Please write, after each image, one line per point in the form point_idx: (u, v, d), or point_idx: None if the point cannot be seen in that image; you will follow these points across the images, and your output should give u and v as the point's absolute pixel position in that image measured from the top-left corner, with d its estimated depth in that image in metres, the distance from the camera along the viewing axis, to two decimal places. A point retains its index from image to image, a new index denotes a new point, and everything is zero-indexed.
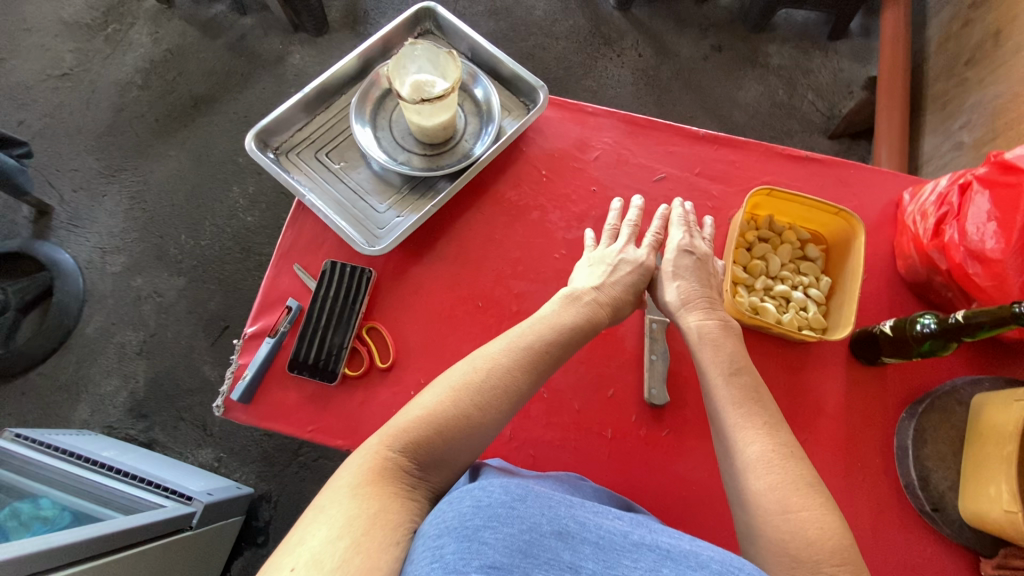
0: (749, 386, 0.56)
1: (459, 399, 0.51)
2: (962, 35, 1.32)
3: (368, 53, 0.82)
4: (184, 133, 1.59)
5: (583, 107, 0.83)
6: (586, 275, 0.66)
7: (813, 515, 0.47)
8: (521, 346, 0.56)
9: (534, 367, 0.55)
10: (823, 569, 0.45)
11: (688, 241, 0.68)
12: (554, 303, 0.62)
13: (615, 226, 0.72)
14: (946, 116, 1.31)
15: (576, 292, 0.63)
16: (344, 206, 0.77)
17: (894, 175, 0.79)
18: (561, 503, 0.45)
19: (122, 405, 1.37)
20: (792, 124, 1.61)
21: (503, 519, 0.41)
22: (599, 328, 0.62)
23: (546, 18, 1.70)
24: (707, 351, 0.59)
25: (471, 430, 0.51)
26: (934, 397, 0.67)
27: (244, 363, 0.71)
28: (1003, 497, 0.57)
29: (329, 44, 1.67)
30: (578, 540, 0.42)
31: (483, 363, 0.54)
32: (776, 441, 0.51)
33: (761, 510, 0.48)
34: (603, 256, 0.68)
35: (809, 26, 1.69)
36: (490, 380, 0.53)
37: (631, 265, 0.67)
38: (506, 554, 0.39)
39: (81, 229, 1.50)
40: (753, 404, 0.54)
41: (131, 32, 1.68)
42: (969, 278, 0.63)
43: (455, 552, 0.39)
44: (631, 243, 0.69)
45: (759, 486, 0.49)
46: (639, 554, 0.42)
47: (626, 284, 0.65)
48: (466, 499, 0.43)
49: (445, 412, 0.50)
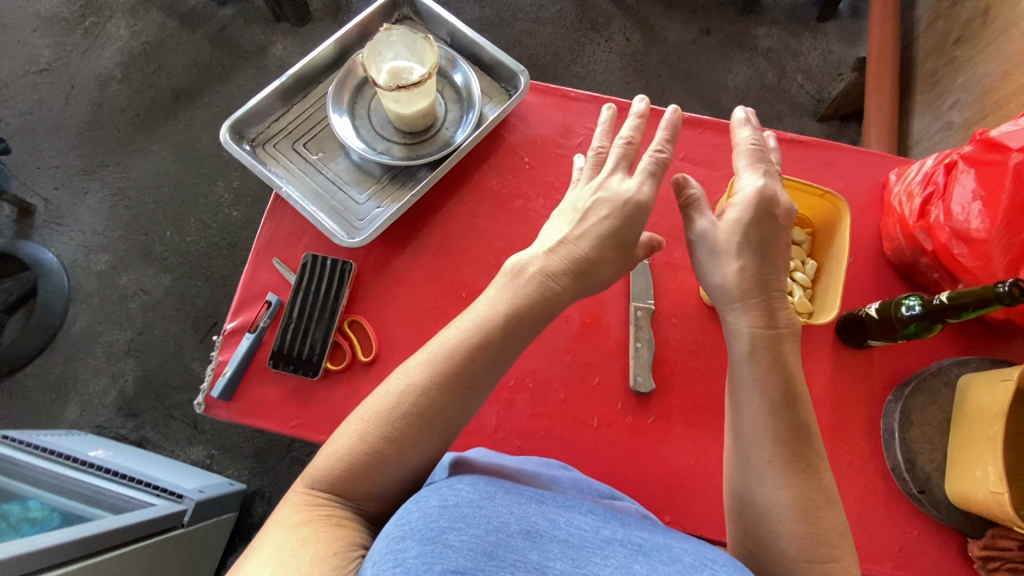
0: (795, 420, 0.51)
1: (367, 432, 0.47)
2: (952, 14, 1.30)
3: (344, 41, 0.80)
4: (166, 128, 1.56)
5: (566, 93, 0.81)
6: (552, 228, 0.57)
7: (838, 567, 0.47)
8: (439, 360, 0.49)
9: (452, 388, 0.48)
10: None
11: (771, 193, 0.56)
12: (492, 287, 0.54)
13: (602, 149, 0.63)
14: (936, 96, 1.30)
15: (521, 264, 0.54)
16: (321, 197, 0.76)
17: (882, 157, 0.78)
18: (531, 500, 0.44)
19: (111, 404, 1.36)
20: (782, 107, 1.60)
21: (469, 520, 0.40)
22: (546, 305, 0.52)
23: (532, 4, 1.68)
24: (760, 368, 0.52)
25: (383, 464, 0.47)
26: (921, 379, 0.67)
27: (224, 360, 0.70)
28: (989, 478, 0.57)
29: (312, 34, 1.64)
30: (547, 539, 0.41)
31: (394, 390, 0.48)
32: (814, 486, 0.49)
33: (784, 553, 0.48)
34: (574, 200, 0.59)
35: (798, 8, 1.68)
36: (398, 408, 0.47)
37: (608, 206, 0.56)
38: (470, 558, 0.38)
39: (64, 228, 1.48)
40: (796, 440, 0.50)
41: (110, 25, 1.64)
42: (954, 259, 0.62)
43: (417, 556, 0.38)
44: (618, 173, 0.59)
45: (786, 531, 0.48)
46: (610, 550, 0.42)
47: (593, 238, 0.55)
48: (432, 499, 0.42)
49: (352, 450, 0.47)
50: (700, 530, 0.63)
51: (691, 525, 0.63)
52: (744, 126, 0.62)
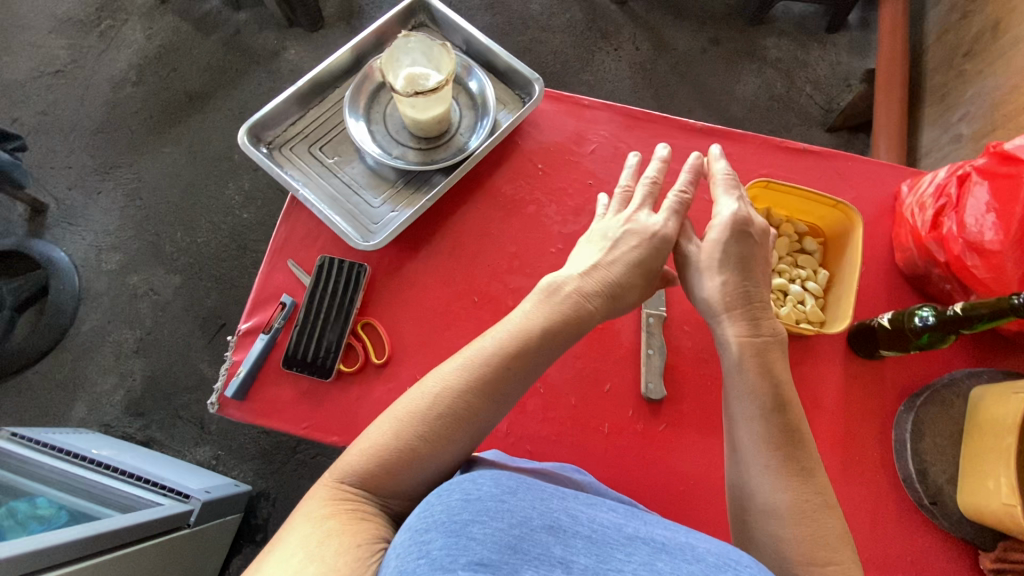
0: (788, 426, 0.52)
1: (401, 430, 0.49)
2: (961, 27, 1.31)
3: (361, 47, 0.81)
4: (178, 130, 1.57)
5: (579, 100, 0.82)
6: (583, 254, 0.60)
7: (838, 569, 0.47)
8: (476, 365, 0.50)
9: (489, 392, 0.50)
10: None
11: (744, 215, 0.60)
12: (528, 300, 0.56)
13: (630, 187, 0.67)
14: (945, 109, 1.31)
15: (557, 282, 0.57)
16: (337, 200, 0.76)
17: (893, 168, 0.78)
18: (553, 496, 0.46)
19: (119, 404, 1.36)
20: (790, 117, 1.60)
21: (493, 514, 0.41)
22: (581, 323, 0.55)
23: (542, 12, 1.69)
24: (750, 376, 0.54)
25: (415, 463, 0.48)
26: (932, 390, 0.67)
27: (238, 360, 0.70)
28: (1001, 490, 0.57)
29: (325, 39, 1.66)
30: (570, 535, 0.42)
31: (430, 391, 0.50)
32: (809, 490, 0.50)
33: (783, 557, 0.48)
34: (604, 230, 0.62)
35: (807, 19, 1.69)
36: (435, 409, 0.49)
37: (637, 237, 0.60)
38: (495, 551, 0.39)
39: (76, 227, 1.49)
40: (791, 446, 0.52)
41: (125, 28, 1.66)
42: (967, 270, 0.62)
43: (442, 548, 0.38)
44: (644, 208, 0.64)
45: (784, 534, 0.49)
46: (633, 548, 0.42)
47: (625, 263, 0.59)
48: (455, 492, 0.42)
49: (386, 445, 0.48)
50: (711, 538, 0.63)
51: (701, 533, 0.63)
52: (720, 159, 0.66)
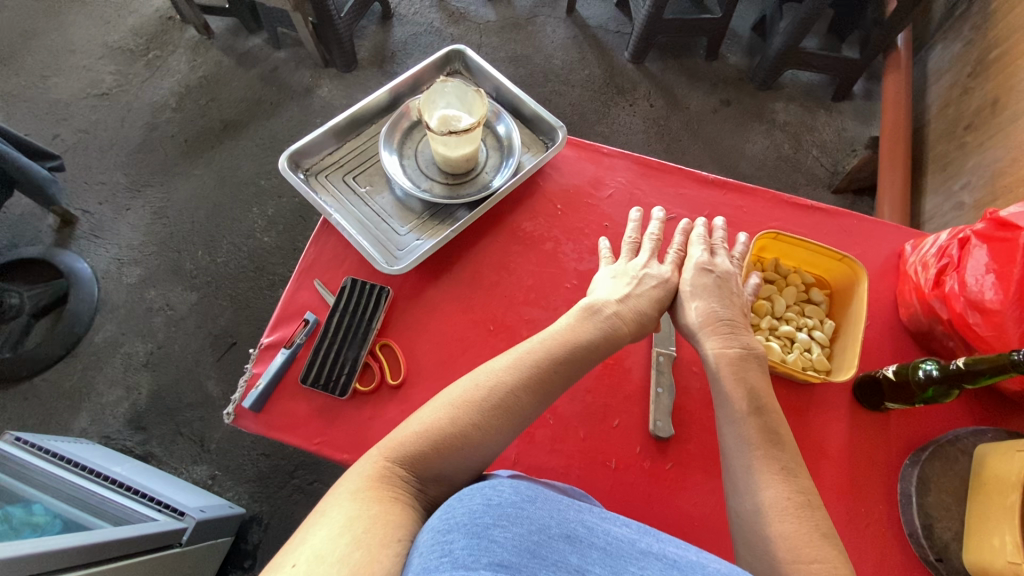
0: (767, 427, 0.56)
1: (457, 416, 0.52)
2: (962, 102, 1.39)
3: (398, 88, 0.87)
4: (210, 155, 1.65)
5: (598, 148, 0.87)
6: (609, 285, 0.67)
7: (824, 568, 0.47)
8: (527, 364, 0.56)
9: (535, 387, 0.56)
10: None
11: (707, 259, 0.69)
12: (570, 317, 0.63)
13: (637, 241, 0.73)
14: (947, 176, 1.36)
15: (596, 305, 0.64)
16: (367, 226, 0.80)
17: (896, 229, 0.82)
18: (569, 508, 0.48)
19: (123, 416, 1.37)
20: (797, 177, 1.66)
21: (512, 519, 0.43)
22: (618, 343, 0.62)
23: (564, 67, 1.80)
24: (726, 382, 0.59)
25: (469, 447, 0.52)
26: (937, 445, 0.68)
27: (257, 373, 0.72)
28: (1006, 548, 0.57)
29: (356, 79, 1.76)
30: (585, 545, 0.44)
31: (484, 381, 0.55)
32: (792, 488, 0.52)
33: (772, 556, 0.49)
34: (626, 269, 0.69)
35: (814, 87, 1.78)
36: (490, 399, 0.53)
37: (655, 280, 0.68)
38: (515, 554, 0.40)
39: (101, 240, 1.54)
40: (771, 447, 0.54)
41: (171, 59, 1.78)
42: (969, 327, 0.64)
43: (464, 547, 0.39)
44: (654, 259, 0.70)
45: (771, 532, 0.50)
46: (647, 561, 0.44)
47: (648, 299, 0.66)
48: (476, 497, 0.45)
49: (440, 429, 0.52)
50: None
51: None
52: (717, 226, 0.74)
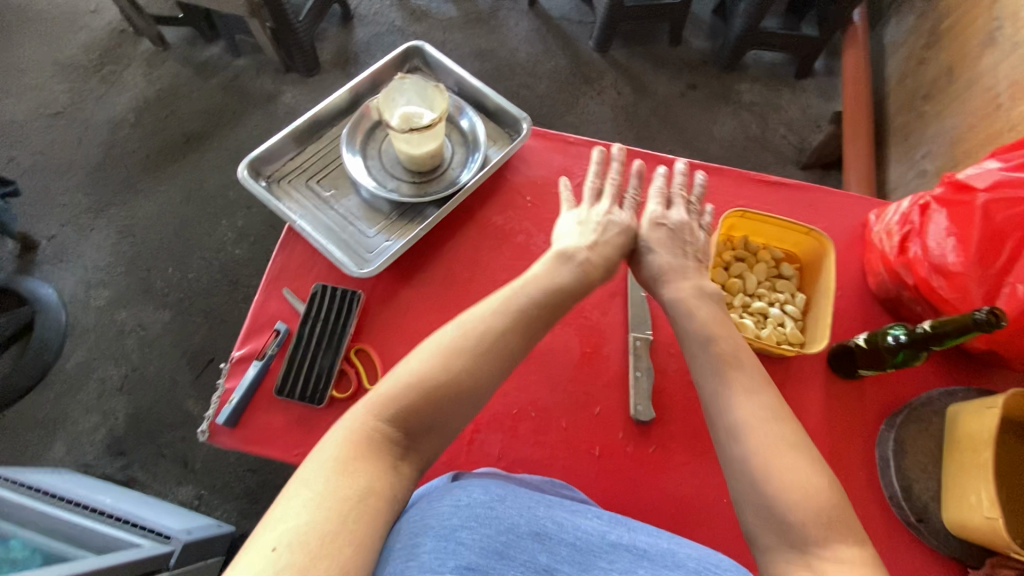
0: (736, 351, 0.57)
1: (447, 363, 0.51)
2: (918, 73, 1.41)
3: (357, 89, 0.86)
4: (174, 169, 1.61)
5: (564, 138, 0.87)
6: (576, 233, 0.69)
7: (800, 478, 0.47)
8: (507, 310, 0.57)
9: (518, 332, 0.56)
10: (810, 531, 0.46)
11: (661, 212, 0.71)
12: (545, 263, 0.64)
13: (598, 185, 0.74)
14: (908, 146, 1.39)
15: (569, 252, 0.65)
16: (333, 231, 0.79)
17: (861, 199, 0.83)
18: (540, 504, 0.50)
19: (101, 442, 1.33)
20: (766, 156, 1.68)
21: (483, 521, 0.45)
22: (591, 287, 0.65)
23: (529, 60, 1.79)
24: (694, 316, 0.61)
25: (457, 391, 0.51)
26: (911, 409, 0.69)
27: (230, 388, 0.70)
28: (983, 504, 0.58)
29: (320, 83, 1.73)
30: (554, 542, 0.47)
31: (467, 326, 0.54)
32: (764, 405, 0.52)
33: (749, 472, 0.49)
34: (590, 216, 0.70)
35: (776, 66, 1.80)
36: (473, 342, 0.53)
37: (618, 227, 0.69)
38: (483, 556, 0.43)
39: (66, 264, 1.50)
40: (742, 369, 0.55)
41: (126, 74, 1.73)
42: (934, 291, 0.65)
43: (432, 552, 0.42)
44: (615, 204, 0.72)
45: (746, 449, 0.50)
46: (616, 555, 0.47)
47: (615, 245, 0.68)
48: (447, 499, 0.47)
49: (425, 375, 0.50)
50: None
51: None
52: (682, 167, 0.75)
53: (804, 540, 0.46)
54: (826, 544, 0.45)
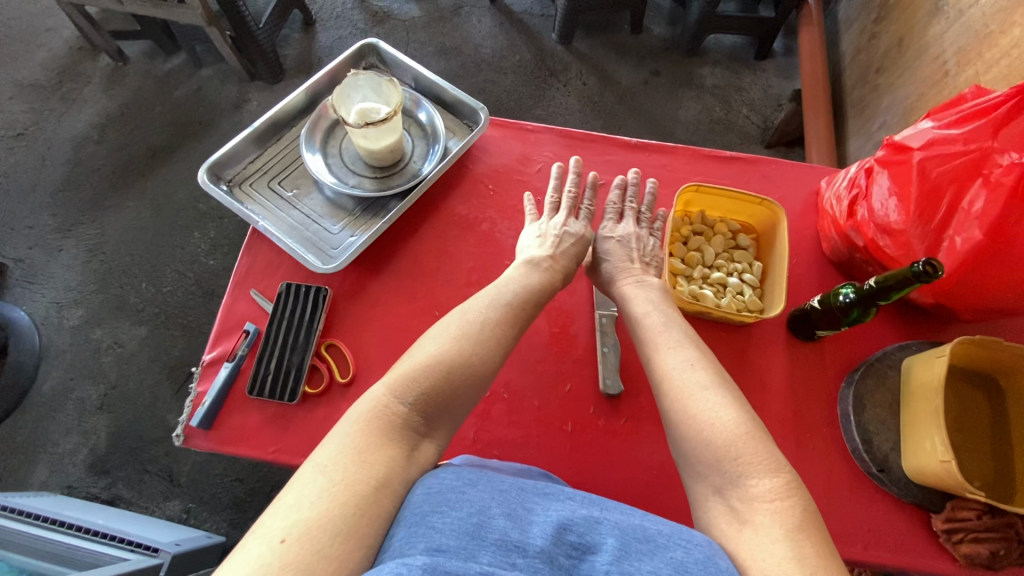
0: (667, 322, 0.64)
1: (462, 346, 0.57)
2: (871, 47, 1.45)
3: (314, 88, 0.86)
4: (141, 184, 1.59)
5: (523, 126, 0.88)
6: (535, 243, 0.73)
7: (713, 414, 0.52)
8: (501, 303, 0.63)
9: (514, 321, 0.63)
10: (724, 462, 0.50)
11: (610, 227, 0.76)
12: (517, 269, 0.70)
13: (556, 199, 0.78)
14: (865, 119, 1.43)
15: (534, 258, 0.71)
16: (298, 230, 0.80)
17: (812, 168, 0.86)
18: (513, 487, 0.48)
19: (83, 463, 1.31)
20: (731, 137, 1.71)
21: (452, 504, 0.44)
22: (554, 291, 0.69)
23: (494, 55, 1.81)
24: (634, 296, 0.68)
25: (470, 376, 0.56)
26: (869, 365, 0.71)
27: (203, 391, 0.71)
28: (938, 449, 0.60)
29: (285, 89, 1.72)
30: (528, 522, 0.44)
31: (473, 317, 0.61)
32: (685, 359, 0.58)
33: (673, 418, 0.55)
34: (548, 228, 0.75)
35: (736, 49, 1.84)
36: (482, 331, 0.59)
37: (573, 238, 0.74)
38: (454, 537, 0.41)
39: (36, 286, 1.48)
40: (672, 333, 0.62)
41: (87, 90, 1.71)
42: (882, 250, 0.68)
43: (402, 538, 0.42)
44: (571, 216, 0.77)
45: (668, 398, 0.56)
46: (588, 530, 0.44)
47: (571, 255, 0.73)
48: (419, 489, 0.47)
49: (445, 359, 0.56)
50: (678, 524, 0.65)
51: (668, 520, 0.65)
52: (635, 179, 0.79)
53: (723, 471, 0.50)
54: (741, 474, 0.49)
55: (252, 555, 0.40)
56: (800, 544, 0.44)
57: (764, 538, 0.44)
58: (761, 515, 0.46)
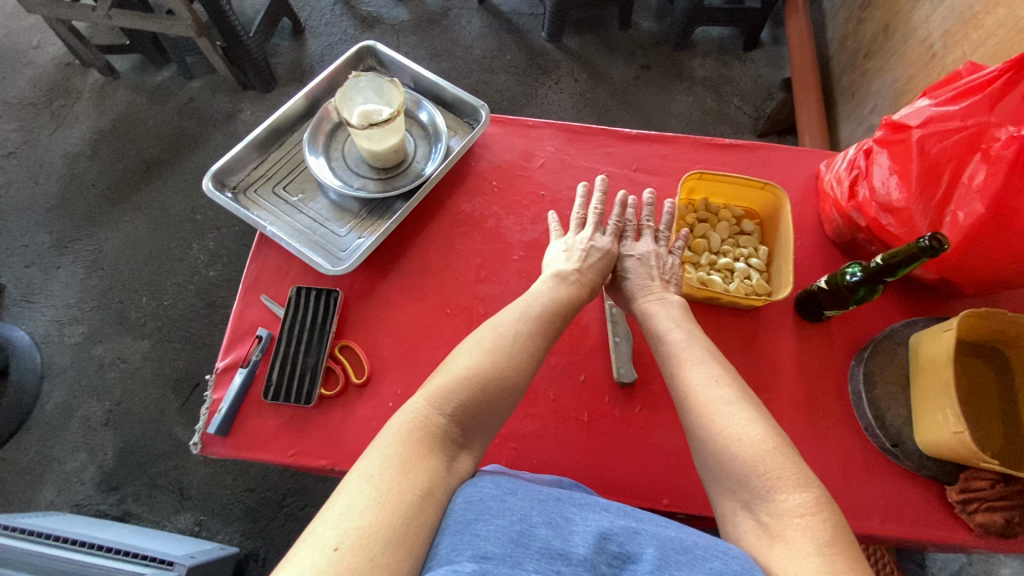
0: (689, 335, 0.63)
1: (495, 359, 0.57)
2: (858, 33, 1.47)
3: (314, 92, 0.87)
4: (137, 198, 1.59)
5: (524, 122, 0.89)
6: (562, 257, 0.72)
7: (740, 431, 0.52)
8: (532, 315, 0.63)
9: (545, 332, 0.63)
10: (753, 479, 0.50)
11: (631, 245, 0.75)
12: (544, 282, 0.69)
13: (582, 215, 0.77)
14: (856, 104, 1.44)
15: (562, 271, 0.70)
16: (305, 234, 0.80)
17: (811, 152, 0.87)
18: (551, 497, 0.49)
19: (91, 480, 1.31)
20: (723, 127, 1.73)
21: (494, 512, 0.45)
22: (582, 305, 0.69)
23: (484, 56, 1.81)
24: (656, 309, 0.67)
25: (506, 388, 0.57)
26: (877, 342, 0.72)
27: (218, 398, 0.71)
28: (950, 420, 0.62)
29: (277, 97, 1.72)
30: (568, 531, 0.45)
31: (505, 329, 0.61)
32: (708, 375, 0.58)
33: (700, 435, 0.55)
34: (574, 242, 0.74)
35: (725, 40, 1.85)
36: (516, 344, 0.59)
37: (600, 252, 0.73)
38: (499, 544, 0.42)
39: (35, 304, 1.47)
40: (695, 347, 0.62)
41: (77, 106, 1.70)
42: (885, 230, 0.69)
43: (448, 545, 0.43)
44: (598, 231, 0.75)
45: (693, 415, 0.56)
46: (628, 540, 0.45)
47: (599, 268, 0.72)
48: (460, 497, 0.48)
49: (483, 373, 0.56)
50: (699, 509, 0.65)
51: (689, 505, 0.66)
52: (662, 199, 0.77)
53: (751, 488, 0.50)
54: (770, 490, 0.49)
55: (306, 562, 0.40)
56: (832, 559, 0.44)
57: (796, 554, 0.45)
58: (792, 530, 0.46)
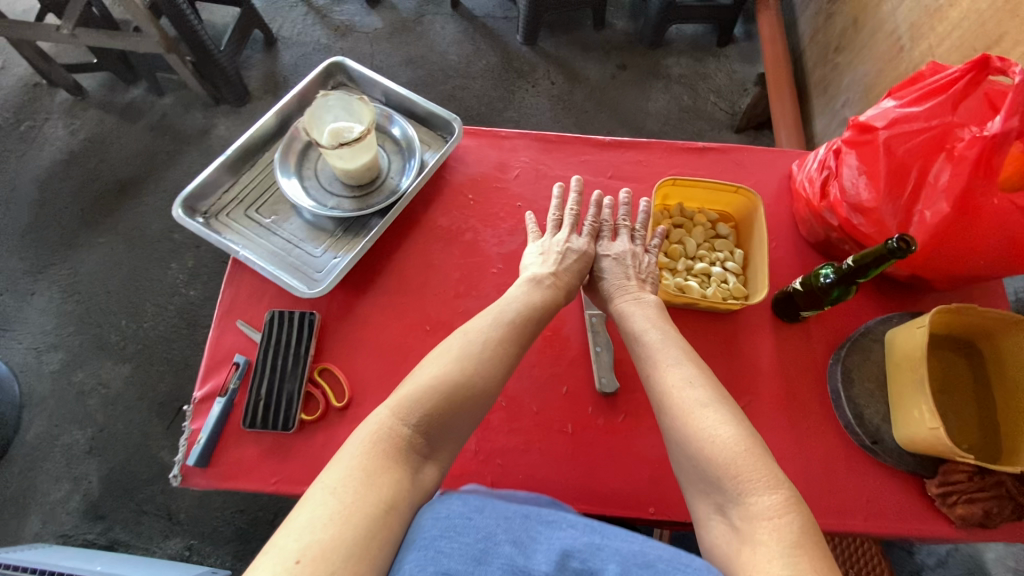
0: (665, 335, 0.63)
1: (465, 367, 0.57)
2: (828, 27, 1.49)
3: (284, 111, 0.86)
4: (112, 219, 1.56)
5: (497, 133, 0.89)
6: (537, 260, 0.72)
7: (714, 433, 0.52)
8: (505, 320, 0.63)
9: (518, 338, 0.62)
10: (725, 481, 0.50)
11: (605, 245, 0.75)
12: (518, 287, 0.68)
13: (558, 217, 0.77)
14: (828, 98, 1.46)
15: (536, 275, 0.70)
16: (280, 256, 0.79)
17: (783, 153, 0.88)
18: (517, 515, 0.49)
19: (76, 510, 1.28)
20: (701, 124, 1.74)
21: (459, 530, 0.45)
22: (558, 307, 0.68)
23: (460, 61, 1.80)
24: (633, 310, 0.67)
25: (476, 396, 0.56)
26: (854, 341, 0.73)
27: (197, 429, 0.70)
28: (925, 417, 0.62)
29: (252, 111, 1.70)
30: (531, 549, 0.45)
31: (477, 335, 0.60)
32: (684, 375, 0.58)
33: (675, 436, 0.55)
34: (550, 244, 0.74)
35: (699, 37, 1.86)
36: (486, 350, 0.59)
37: (575, 254, 0.73)
38: (462, 562, 0.43)
39: (11, 333, 1.44)
40: (670, 347, 0.62)
41: (46, 127, 1.66)
42: (856, 229, 0.69)
43: (413, 560, 0.43)
44: (574, 232, 0.75)
45: (669, 416, 0.56)
46: (591, 556, 0.45)
47: (574, 271, 0.71)
48: (427, 513, 0.47)
49: (449, 378, 0.55)
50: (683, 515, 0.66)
51: (674, 512, 0.66)
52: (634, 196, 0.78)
53: (724, 489, 0.50)
54: (742, 492, 0.49)
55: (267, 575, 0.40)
56: (798, 560, 0.45)
57: (765, 556, 0.46)
58: (762, 532, 0.47)
